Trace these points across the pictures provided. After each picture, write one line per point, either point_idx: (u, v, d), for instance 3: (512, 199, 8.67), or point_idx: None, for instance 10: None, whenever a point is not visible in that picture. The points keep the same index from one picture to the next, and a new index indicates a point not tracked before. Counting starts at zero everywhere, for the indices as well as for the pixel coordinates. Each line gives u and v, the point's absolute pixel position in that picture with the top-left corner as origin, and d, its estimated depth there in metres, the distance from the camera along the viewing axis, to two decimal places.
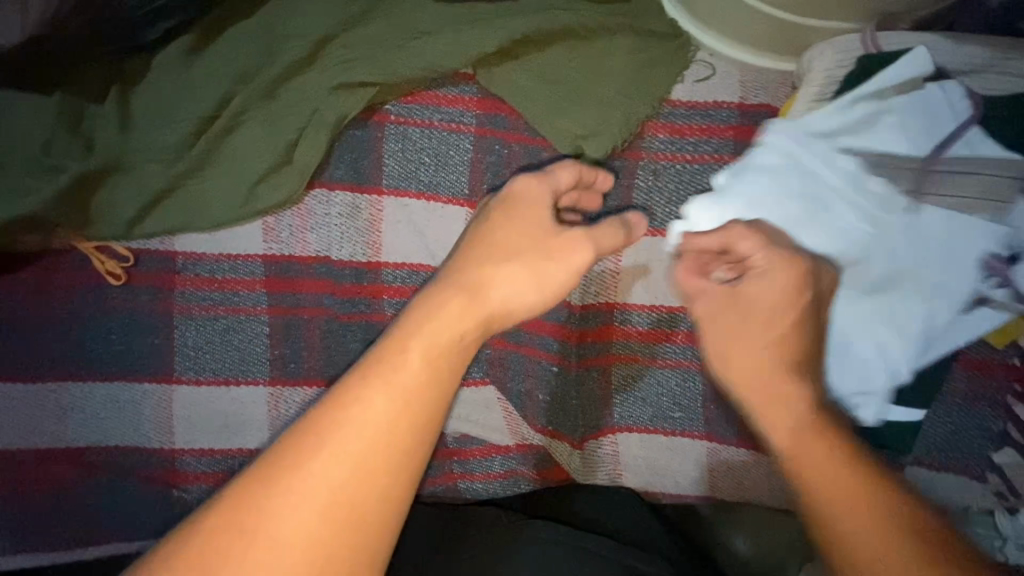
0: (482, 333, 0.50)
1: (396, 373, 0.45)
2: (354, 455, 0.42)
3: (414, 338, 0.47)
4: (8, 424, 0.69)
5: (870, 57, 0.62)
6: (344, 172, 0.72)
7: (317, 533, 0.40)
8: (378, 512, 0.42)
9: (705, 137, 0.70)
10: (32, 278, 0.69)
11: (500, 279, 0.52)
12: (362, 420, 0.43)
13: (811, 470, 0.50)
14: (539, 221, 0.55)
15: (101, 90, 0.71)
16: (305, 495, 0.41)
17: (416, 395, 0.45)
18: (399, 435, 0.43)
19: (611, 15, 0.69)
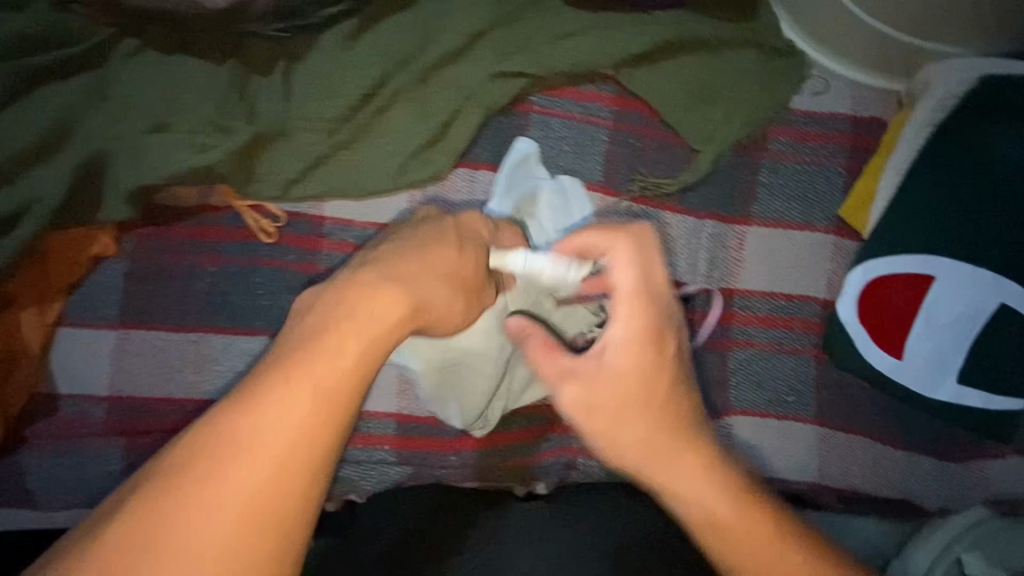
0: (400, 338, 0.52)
1: (371, 325, 0.49)
2: (265, 466, 0.41)
3: (347, 300, 0.51)
4: (151, 371, 0.71)
5: (988, 78, 0.70)
6: (488, 154, 0.77)
7: (277, 484, 0.41)
8: (307, 473, 0.42)
9: (824, 143, 0.75)
10: (189, 232, 0.72)
11: (419, 297, 0.55)
12: (312, 371, 0.45)
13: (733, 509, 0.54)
14: (445, 248, 0.59)
15: (266, 62, 0.75)
16: (263, 447, 0.42)
17: (338, 394, 0.45)
18: (293, 451, 0.42)
19: (739, 31, 0.77)
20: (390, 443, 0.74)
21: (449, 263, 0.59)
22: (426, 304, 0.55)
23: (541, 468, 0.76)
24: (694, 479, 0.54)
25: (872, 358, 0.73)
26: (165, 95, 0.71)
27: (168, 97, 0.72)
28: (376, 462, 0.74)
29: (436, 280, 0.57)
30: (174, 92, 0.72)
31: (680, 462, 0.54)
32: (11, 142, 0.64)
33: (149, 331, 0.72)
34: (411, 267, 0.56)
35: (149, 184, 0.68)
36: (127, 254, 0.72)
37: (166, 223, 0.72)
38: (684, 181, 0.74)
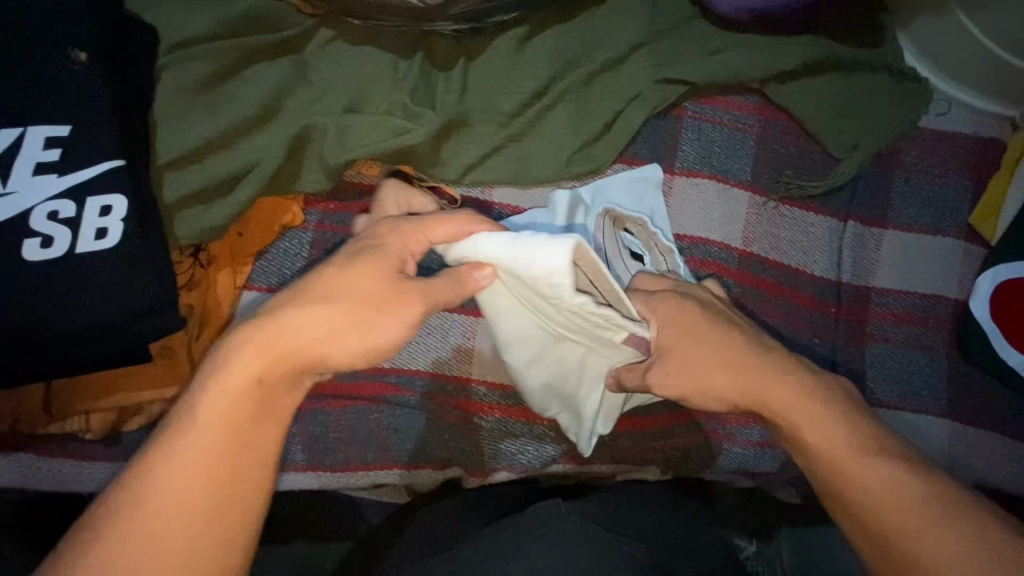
0: (292, 377, 0.50)
1: (248, 387, 0.47)
2: (176, 518, 0.44)
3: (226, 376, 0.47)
4: None
5: None
6: (645, 151, 0.83)
7: (185, 531, 0.44)
8: (226, 517, 0.45)
9: (949, 158, 0.83)
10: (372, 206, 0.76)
11: (303, 323, 0.50)
12: (223, 430, 0.46)
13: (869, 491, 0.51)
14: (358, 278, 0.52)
15: (449, 60, 0.82)
16: (161, 505, 0.44)
17: (215, 447, 0.46)
18: (201, 501, 0.45)
19: (872, 57, 0.85)
20: (547, 419, 0.76)
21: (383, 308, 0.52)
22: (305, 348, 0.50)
23: (683, 453, 0.78)
24: (824, 435, 0.53)
25: (1005, 355, 0.77)
26: (360, 79, 0.77)
27: (363, 82, 0.77)
28: (532, 438, 0.76)
29: (331, 320, 0.51)
30: (369, 77, 0.77)
31: (809, 420, 0.54)
32: (236, 112, 0.69)
33: None
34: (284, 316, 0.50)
35: (349, 159, 0.73)
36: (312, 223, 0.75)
37: (352, 198, 0.76)
38: (828, 184, 0.81)
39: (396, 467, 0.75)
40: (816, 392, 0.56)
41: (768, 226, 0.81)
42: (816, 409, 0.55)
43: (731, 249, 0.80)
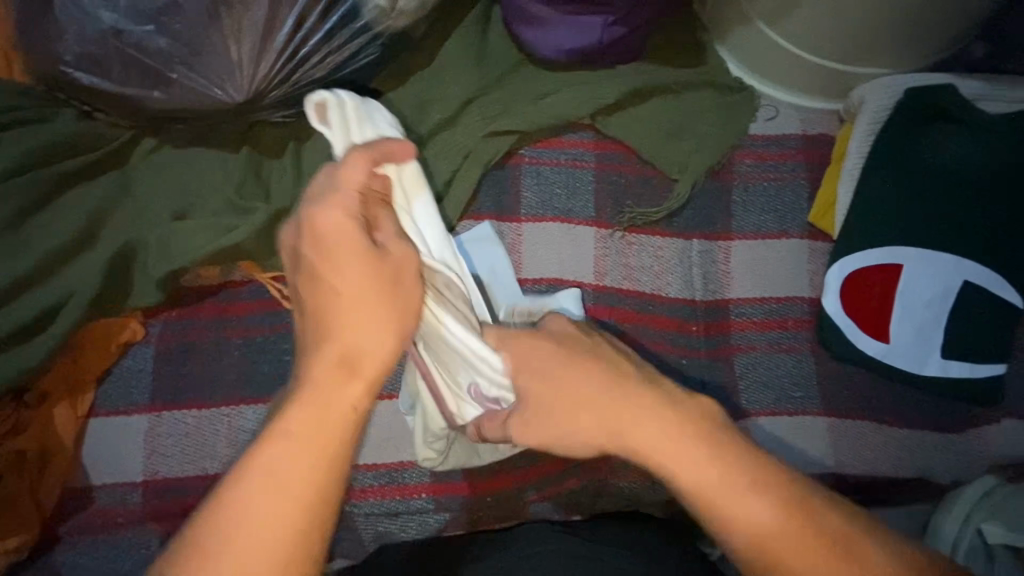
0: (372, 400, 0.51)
1: (322, 406, 0.48)
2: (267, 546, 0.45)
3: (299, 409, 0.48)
4: (179, 453, 0.72)
5: (912, 90, 0.81)
6: (488, 204, 0.84)
7: (284, 555, 0.45)
8: (318, 519, 0.46)
9: (782, 161, 0.86)
10: (214, 308, 0.76)
11: (363, 340, 0.51)
12: (295, 456, 0.47)
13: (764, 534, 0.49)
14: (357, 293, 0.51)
15: (279, 148, 0.80)
16: (253, 531, 0.45)
17: (303, 470, 0.46)
18: (295, 527, 0.45)
19: (696, 75, 0.87)
20: (426, 491, 0.76)
21: (395, 304, 0.52)
22: (358, 352, 0.51)
23: (571, 499, 0.77)
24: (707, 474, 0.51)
25: (864, 346, 0.79)
26: (184, 184, 0.76)
27: (187, 186, 0.76)
28: (413, 513, 0.76)
29: (372, 324, 0.51)
30: (193, 180, 0.76)
31: (732, 510, 0.50)
32: (50, 246, 0.69)
33: (180, 411, 0.73)
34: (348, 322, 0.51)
35: (178, 270, 0.72)
36: (153, 338, 0.74)
37: (193, 304, 0.76)
38: (670, 206, 0.82)
39: None
40: (736, 470, 0.50)
41: (619, 256, 0.82)
42: (738, 488, 0.50)
43: (585, 286, 0.81)
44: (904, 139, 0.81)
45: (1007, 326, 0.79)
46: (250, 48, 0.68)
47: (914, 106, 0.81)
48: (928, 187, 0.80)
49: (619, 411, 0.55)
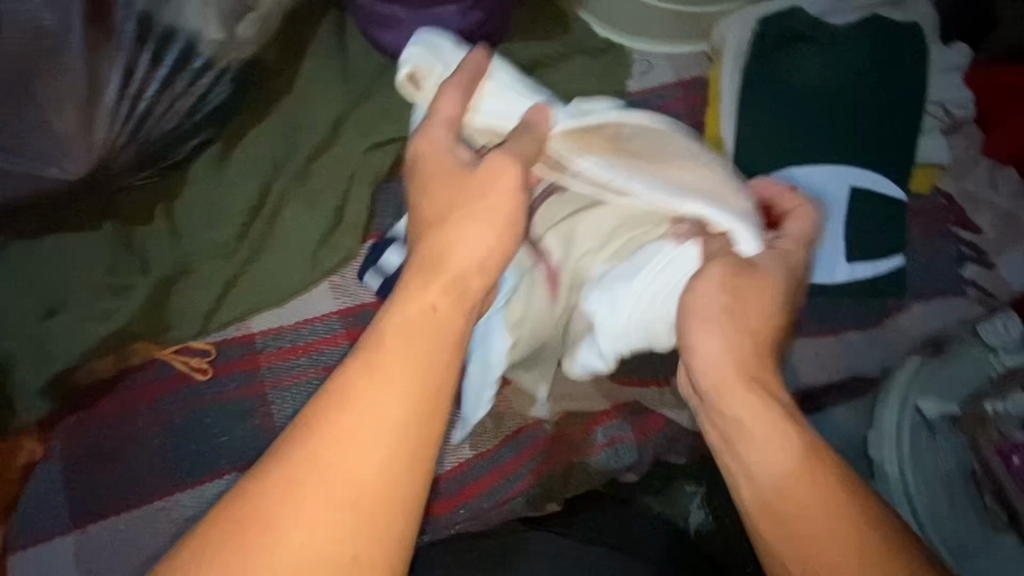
0: (468, 318, 0.47)
1: (424, 310, 0.45)
2: (358, 478, 0.39)
3: (367, 351, 0.43)
4: (117, 562, 0.66)
5: (764, 19, 0.85)
6: (391, 219, 0.81)
7: (376, 492, 0.39)
8: (419, 443, 0.41)
9: (665, 111, 0.88)
10: (118, 400, 0.70)
11: (454, 239, 0.49)
12: (368, 405, 0.41)
13: (802, 504, 0.46)
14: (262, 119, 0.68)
15: (147, 213, 0.72)
16: (349, 451, 0.39)
17: (405, 394, 0.41)
18: (393, 461, 0.40)
19: (565, 45, 0.87)
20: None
21: (503, 185, 0.50)
22: (456, 258, 0.48)
23: (543, 488, 0.78)
24: (767, 426, 0.49)
25: None
26: (47, 277, 0.68)
27: (52, 278, 0.68)
28: None
29: (461, 228, 0.49)
30: (56, 271, 0.68)
31: (756, 458, 0.49)
32: None
33: (106, 520, 0.67)
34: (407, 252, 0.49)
35: (64, 372, 0.67)
36: (57, 455, 0.68)
37: (94, 401, 0.69)
38: None
39: None
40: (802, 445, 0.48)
41: None
42: (802, 455, 0.48)
43: None
44: (769, 66, 0.84)
45: (897, 218, 0.84)
46: (77, 117, 0.61)
47: (770, 32, 0.84)
48: (800, 106, 0.84)
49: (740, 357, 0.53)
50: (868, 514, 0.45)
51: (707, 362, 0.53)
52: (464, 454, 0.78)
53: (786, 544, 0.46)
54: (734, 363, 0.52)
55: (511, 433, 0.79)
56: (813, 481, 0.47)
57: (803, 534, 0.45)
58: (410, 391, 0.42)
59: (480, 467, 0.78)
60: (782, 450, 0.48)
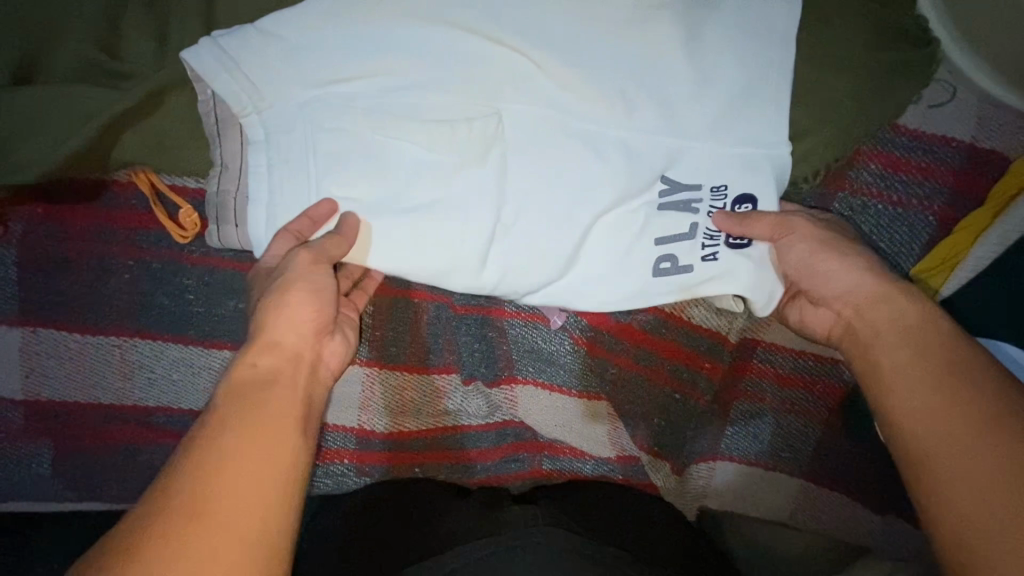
0: (296, 371, 0.46)
1: (251, 371, 0.44)
2: (246, 492, 0.38)
3: (224, 417, 0.41)
4: (60, 375, 0.61)
5: None
6: None
7: (263, 514, 0.38)
8: (282, 479, 0.40)
9: (921, 178, 0.59)
10: (93, 215, 0.57)
11: (311, 262, 0.50)
12: (223, 481, 0.38)
13: (901, 396, 0.47)
14: (311, 276, 0.49)
15: None
16: (224, 490, 0.38)
17: (268, 427, 0.41)
18: (257, 493, 0.38)
19: (846, 16, 0.57)
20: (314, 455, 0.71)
21: (305, 292, 0.49)
22: (286, 324, 0.47)
23: None
24: (897, 361, 0.48)
25: None
26: (41, 26, 0.52)
27: (46, 30, 0.52)
28: (324, 474, 0.72)
29: (291, 288, 0.48)
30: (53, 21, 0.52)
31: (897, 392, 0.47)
32: None
33: (60, 330, 0.59)
34: (278, 365, 0.45)
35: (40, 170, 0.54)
36: (14, 238, 0.56)
37: (64, 203, 0.56)
38: None
39: None
40: (937, 372, 0.45)
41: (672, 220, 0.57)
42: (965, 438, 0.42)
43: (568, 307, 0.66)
44: None
45: None
46: None
47: None
48: None
49: (886, 297, 0.51)
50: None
51: (298, 318, 0.48)
52: (457, 423, 0.72)
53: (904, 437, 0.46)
54: (899, 322, 0.49)
55: (503, 421, 0.72)
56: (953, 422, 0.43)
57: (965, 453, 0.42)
58: (285, 458, 0.40)
59: (458, 442, 0.72)
60: (914, 318, 0.49)
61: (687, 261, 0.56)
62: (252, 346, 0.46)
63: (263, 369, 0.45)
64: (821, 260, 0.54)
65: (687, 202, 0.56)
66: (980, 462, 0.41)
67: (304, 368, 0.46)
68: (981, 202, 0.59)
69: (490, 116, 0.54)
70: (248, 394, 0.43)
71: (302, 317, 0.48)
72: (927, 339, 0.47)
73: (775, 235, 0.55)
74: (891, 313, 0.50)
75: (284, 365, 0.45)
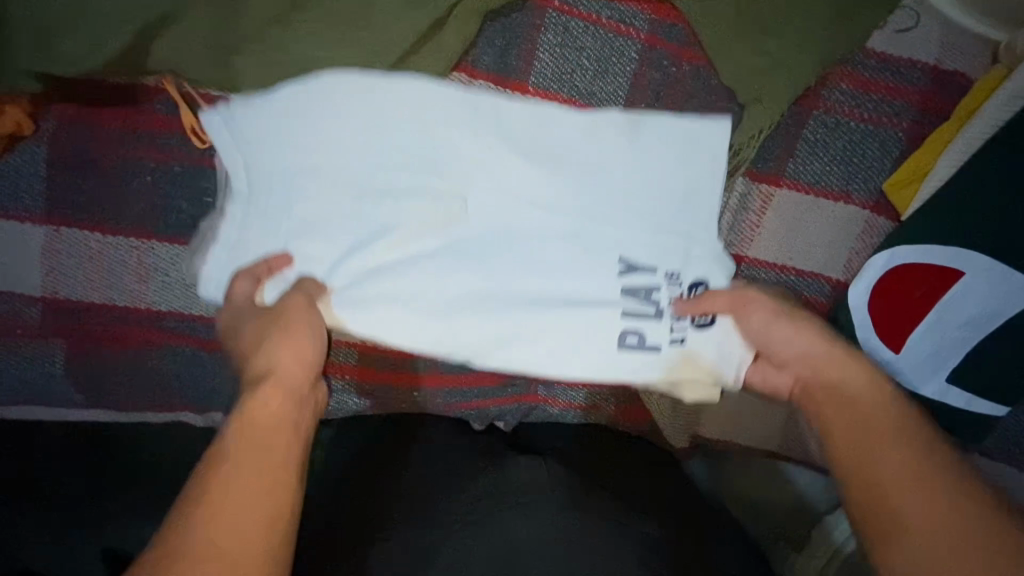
0: (297, 403, 0.50)
1: (262, 406, 0.48)
2: (258, 503, 0.43)
3: (235, 442, 0.45)
4: (79, 276, 0.64)
5: None
6: (489, 57, 0.62)
7: (266, 533, 0.42)
8: (285, 499, 0.44)
9: (889, 97, 0.63)
10: (120, 119, 0.61)
11: (300, 342, 0.54)
12: (227, 516, 0.41)
13: (846, 441, 0.52)
14: (304, 349, 0.54)
15: None
16: (235, 510, 0.42)
17: (277, 451, 0.46)
18: (267, 510, 0.43)
19: None
20: None
21: (299, 340, 0.54)
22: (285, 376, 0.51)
23: (498, 412, 0.76)
24: (852, 395, 0.54)
25: (869, 350, 0.68)
26: None
27: None
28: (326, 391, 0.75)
29: (288, 352, 0.53)
30: None
31: (845, 429, 0.53)
32: None
33: (82, 230, 0.63)
34: (283, 403, 0.49)
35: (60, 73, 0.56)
36: (46, 137, 0.61)
37: (92, 106, 0.60)
38: (736, 137, 0.63)
39: (189, 409, 0.69)
40: (875, 429, 0.52)
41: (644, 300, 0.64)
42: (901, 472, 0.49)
43: None
44: None
45: None
46: None
47: None
48: None
49: (836, 362, 0.57)
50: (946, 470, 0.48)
51: (295, 358, 0.52)
52: None
53: (849, 461, 0.51)
54: (853, 411, 0.54)
55: None
56: (888, 467, 0.49)
57: (893, 480, 0.48)
58: (289, 477, 0.45)
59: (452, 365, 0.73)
60: (862, 398, 0.54)
61: (653, 340, 0.64)
62: (259, 382, 0.50)
63: (276, 409, 0.49)
64: (775, 326, 0.60)
65: (647, 291, 0.64)
66: (905, 494, 0.47)
67: (301, 401, 0.51)
68: (945, 121, 0.63)
69: (457, 203, 0.62)
70: (258, 426, 0.47)
71: (293, 355, 0.53)
72: (875, 423, 0.52)
73: (734, 307, 0.62)
74: (844, 406, 0.54)
75: (291, 407, 0.49)
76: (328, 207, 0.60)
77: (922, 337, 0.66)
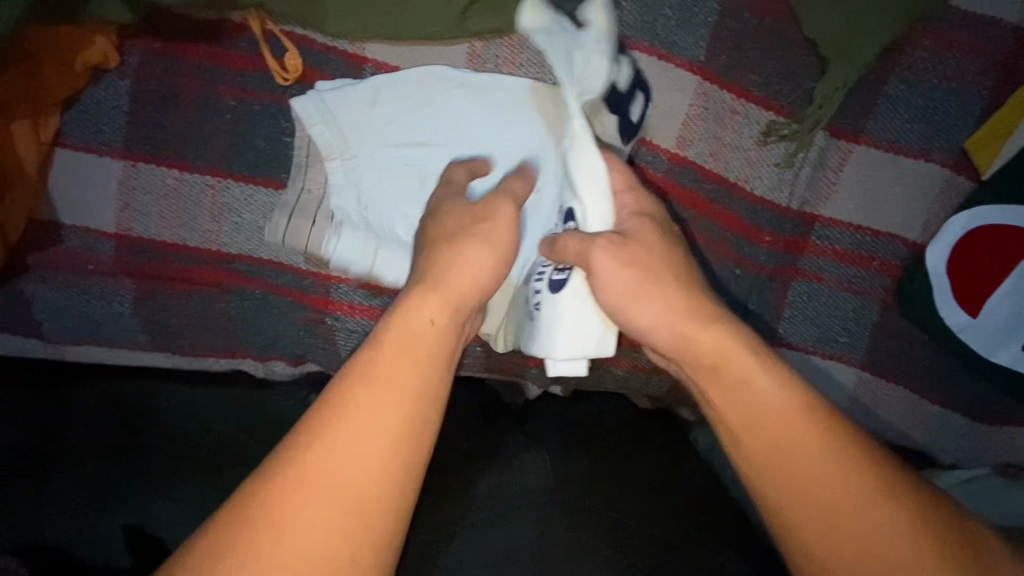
0: (455, 317, 0.45)
1: (411, 315, 0.44)
2: (377, 437, 0.39)
3: (374, 358, 0.41)
4: (154, 212, 0.63)
5: None
6: (572, 6, 0.63)
7: (385, 470, 0.39)
8: (408, 439, 0.40)
9: (972, 55, 0.63)
10: (204, 53, 0.61)
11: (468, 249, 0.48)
12: (352, 435, 0.39)
13: (766, 462, 0.44)
14: (477, 251, 0.48)
15: None
16: (356, 434, 0.39)
17: (405, 379, 0.41)
18: (388, 443, 0.39)
19: None
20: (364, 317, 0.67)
21: (481, 247, 0.49)
22: (461, 280, 0.47)
23: None
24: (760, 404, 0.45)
25: (944, 313, 0.67)
26: None
27: None
28: None
29: (465, 249, 0.48)
30: None
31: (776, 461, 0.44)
32: None
33: (159, 166, 0.62)
34: (437, 315, 0.44)
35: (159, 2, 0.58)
36: (130, 71, 0.61)
37: (177, 40, 0.60)
38: (823, 89, 0.62)
39: (248, 357, 0.67)
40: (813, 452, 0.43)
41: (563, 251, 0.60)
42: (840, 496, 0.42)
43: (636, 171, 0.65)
44: None
45: None
46: None
47: None
48: None
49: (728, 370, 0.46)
50: (899, 500, 0.42)
51: (474, 269, 0.48)
52: None
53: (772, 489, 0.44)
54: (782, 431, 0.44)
55: None
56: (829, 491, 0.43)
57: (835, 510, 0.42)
58: (420, 413, 0.41)
59: None
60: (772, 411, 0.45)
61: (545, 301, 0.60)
62: (420, 286, 0.46)
63: (435, 322, 0.44)
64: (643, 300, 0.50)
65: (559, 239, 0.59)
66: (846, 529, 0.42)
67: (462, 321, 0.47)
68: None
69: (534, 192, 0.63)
70: (408, 337, 0.43)
71: (468, 265, 0.48)
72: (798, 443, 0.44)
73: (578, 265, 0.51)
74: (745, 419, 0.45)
75: (450, 318, 0.45)
76: (409, 180, 0.62)
77: (1002, 301, 0.65)
